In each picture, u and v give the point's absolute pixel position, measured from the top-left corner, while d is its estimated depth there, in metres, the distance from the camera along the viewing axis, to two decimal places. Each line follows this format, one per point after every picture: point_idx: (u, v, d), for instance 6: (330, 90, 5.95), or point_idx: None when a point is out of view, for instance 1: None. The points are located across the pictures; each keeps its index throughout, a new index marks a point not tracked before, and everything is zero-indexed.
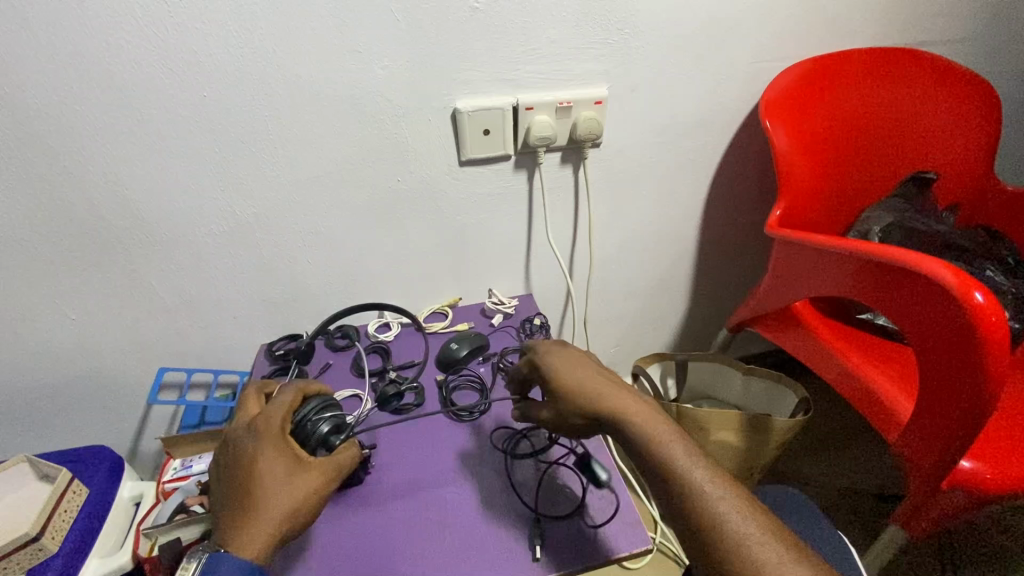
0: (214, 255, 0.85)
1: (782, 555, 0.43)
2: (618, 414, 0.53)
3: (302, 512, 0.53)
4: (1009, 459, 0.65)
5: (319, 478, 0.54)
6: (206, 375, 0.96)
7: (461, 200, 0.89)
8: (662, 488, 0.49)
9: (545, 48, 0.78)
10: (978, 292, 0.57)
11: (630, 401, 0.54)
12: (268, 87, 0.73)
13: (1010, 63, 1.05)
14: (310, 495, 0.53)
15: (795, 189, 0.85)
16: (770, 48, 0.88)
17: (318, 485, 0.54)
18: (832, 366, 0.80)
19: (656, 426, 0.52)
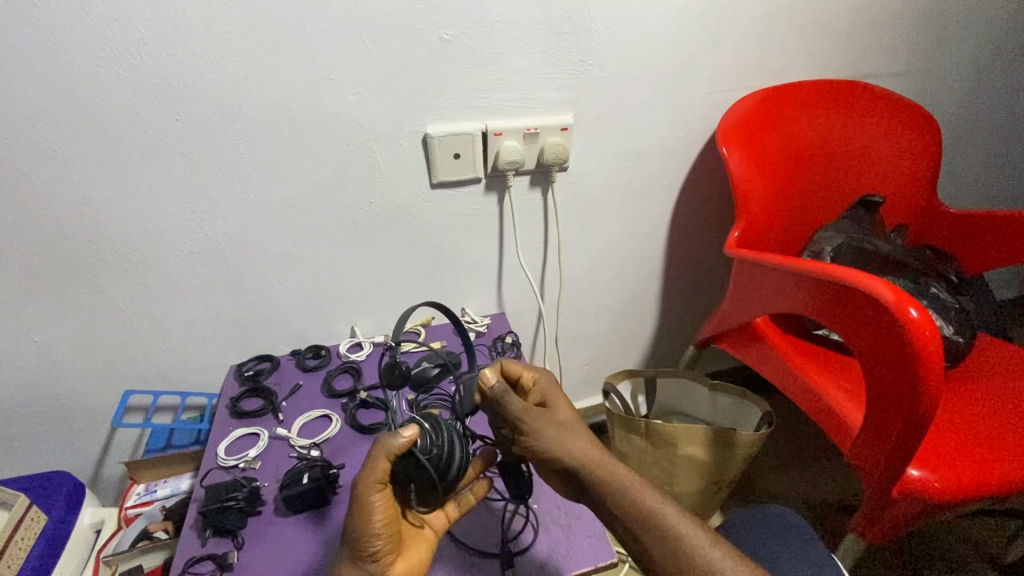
0: (185, 278, 0.85)
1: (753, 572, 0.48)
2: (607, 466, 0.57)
3: (360, 535, 0.52)
4: (956, 466, 0.68)
5: (359, 496, 0.52)
6: (174, 397, 0.95)
7: (433, 221, 0.90)
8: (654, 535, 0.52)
9: (513, 77, 0.81)
10: (914, 308, 0.60)
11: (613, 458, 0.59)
12: (239, 109, 0.74)
13: (950, 93, 1.12)
14: (356, 515, 0.52)
15: (751, 211, 0.89)
16: (726, 79, 0.93)
17: (360, 502, 0.52)
18: (794, 382, 0.83)
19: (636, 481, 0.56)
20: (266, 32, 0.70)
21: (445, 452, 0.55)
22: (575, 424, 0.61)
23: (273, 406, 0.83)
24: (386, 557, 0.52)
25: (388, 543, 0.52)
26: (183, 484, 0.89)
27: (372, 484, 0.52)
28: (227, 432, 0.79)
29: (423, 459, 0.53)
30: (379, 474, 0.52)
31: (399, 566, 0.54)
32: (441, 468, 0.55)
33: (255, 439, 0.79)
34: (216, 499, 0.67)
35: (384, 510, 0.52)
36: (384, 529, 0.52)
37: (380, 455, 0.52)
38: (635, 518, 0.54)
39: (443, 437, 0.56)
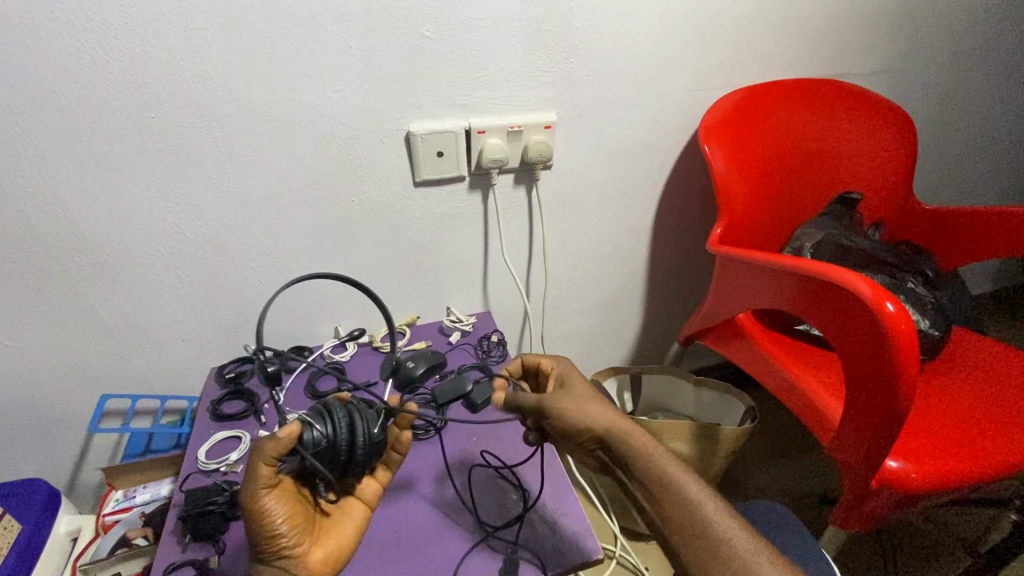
0: (163, 279, 0.83)
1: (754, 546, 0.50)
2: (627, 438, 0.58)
3: (262, 538, 0.50)
4: (931, 456, 0.69)
5: (249, 505, 0.50)
6: (153, 401, 0.93)
7: (417, 219, 0.90)
8: (668, 504, 0.53)
9: (496, 75, 0.81)
10: (890, 302, 0.62)
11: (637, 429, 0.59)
12: (218, 108, 0.73)
13: (925, 91, 1.14)
14: (252, 521, 0.50)
15: (732, 209, 0.90)
16: (708, 77, 0.94)
17: (250, 509, 0.50)
18: (775, 377, 0.84)
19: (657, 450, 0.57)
20: (245, 27, 0.68)
21: (340, 441, 0.52)
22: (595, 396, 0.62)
23: (255, 408, 0.82)
24: (298, 551, 0.52)
25: (294, 538, 0.52)
26: (163, 490, 0.87)
27: (255, 491, 0.51)
28: (208, 436, 0.78)
29: (311, 456, 0.50)
30: (260, 480, 0.51)
31: (315, 555, 0.54)
32: (339, 456, 0.52)
33: (238, 442, 0.77)
34: (196, 504, 0.66)
35: (281, 508, 0.52)
36: (281, 527, 0.51)
37: (260, 458, 0.50)
38: (652, 482, 0.55)
39: (336, 426, 0.53)
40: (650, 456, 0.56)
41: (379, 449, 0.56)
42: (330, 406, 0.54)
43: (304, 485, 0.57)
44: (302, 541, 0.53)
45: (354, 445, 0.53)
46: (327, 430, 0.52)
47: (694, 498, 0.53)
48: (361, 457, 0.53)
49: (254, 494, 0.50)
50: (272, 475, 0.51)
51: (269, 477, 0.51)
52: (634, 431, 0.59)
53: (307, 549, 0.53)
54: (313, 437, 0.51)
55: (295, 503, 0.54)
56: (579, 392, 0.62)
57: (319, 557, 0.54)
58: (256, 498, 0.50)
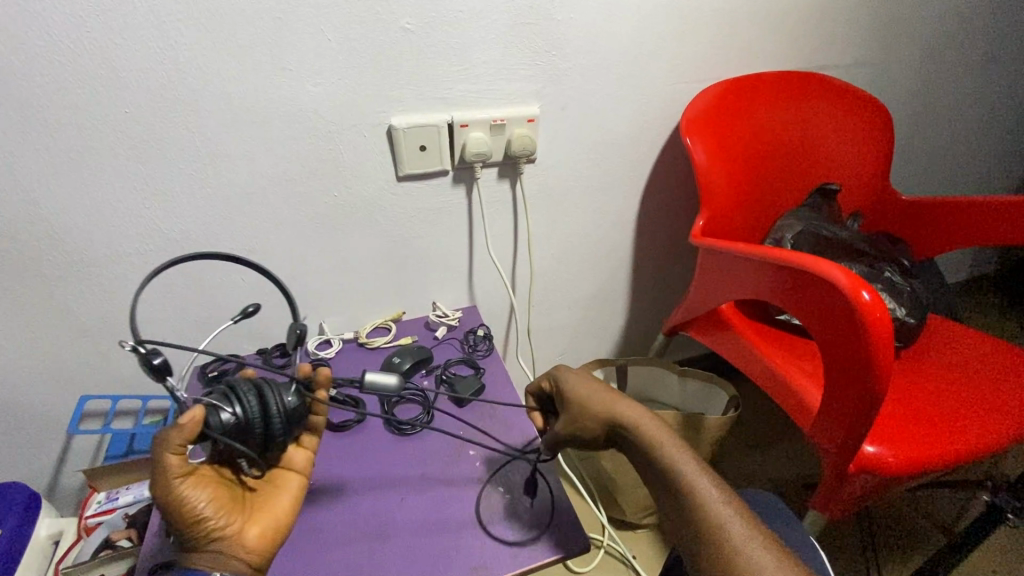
0: (141, 278, 0.82)
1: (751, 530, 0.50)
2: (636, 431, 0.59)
3: (185, 526, 0.50)
4: (908, 440, 0.71)
5: (162, 497, 0.49)
6: (134, 401, 0.92)
7: (401, 215, 0.89)
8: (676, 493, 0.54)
9: (478, 68, 0.80)
10: (865, 291, 0.63)
11: (644, 420, 0.60)
12: (195, 102, 0.71)
13: (902, 83, 1.16)
14: (170, 512, 0.49)
15: (714, 201, 0.90)
16: (690, 70, 0.94)
17: (165, 500, 0.49)
18: (756, 366, 0.86)
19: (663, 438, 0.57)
20: (220, 20, 0.67)
21: (252, 418, 0.52)
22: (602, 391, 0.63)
23: None
24: (229, 531, 0.52)
25: (221, 519, 0.52)
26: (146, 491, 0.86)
27: (166, 483, 0.50)
28: None
29: (221, 437, 0.49)
30: (169, 471, 0.50)
31: (252, 531, 0.54)
32: (256, 432, 0.52)
33: None
34: None
35: (201, 492, 0.51)
36: (206, 511, 0.51)
37: (164, 448, 0.49)
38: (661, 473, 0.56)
39: (246, 403, 0.52)
40: (657, 446, 0.57)
41: (299, 421, 0.56)
42: (236, 384, 0.53)
43: (227, 465, 0.57)
44: (232, 521, 0.53)
45: (270, 418, 0.53)
46: (238, 410, 0.51)
47: (694, 485, 0.53)
48: (281, 428, 0.53)
49: (167, 485, 0.49)
50: (183, 464, 0.51)
51: (180, 465, 0.50)
52: (643, 424, 0.59)
53: (240, 527, 0.53)
54: (220, 419, 0.50)
55: (217, 486, 0.54)
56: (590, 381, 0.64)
57: (257, 532, 0.54)
58: (168, 488, 0.49)
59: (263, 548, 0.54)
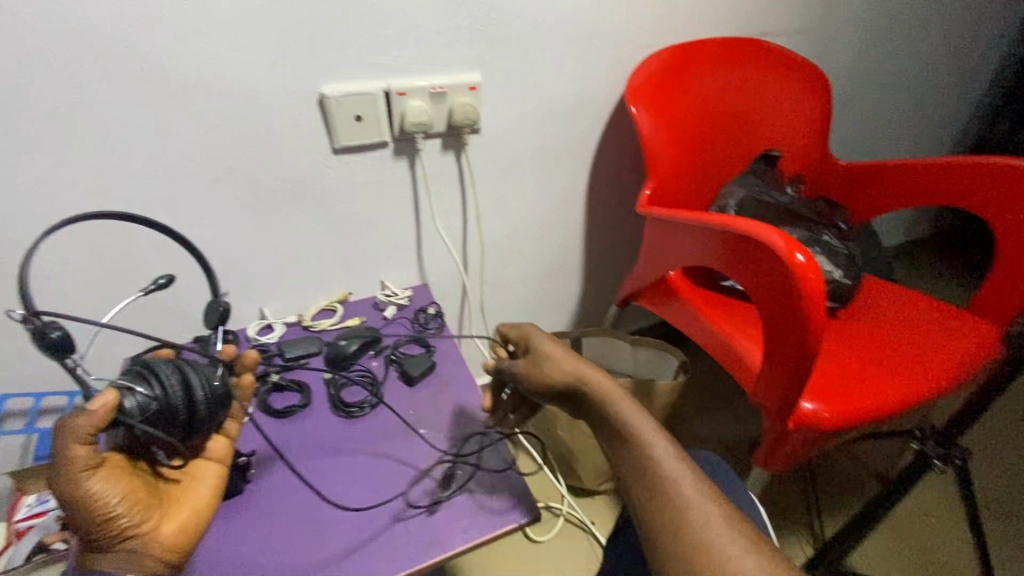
0: (56, 265, 0.76)
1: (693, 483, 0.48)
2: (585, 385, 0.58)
3: (95, 523, 0.47)
4: (841, 395, 0.75)
5: (70, 491, 0.46)
6: (61, 398, 0.87)
7: (340, 190, 0.85)
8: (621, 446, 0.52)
9: (413, 33, 0.77)
10: (800, 254, 0.65)
11: (597, 376, 0.58)
12: (98, 69, 0.65)
13: (841, 50, 1.18)
14: (78, 507, 0.46)
15: (660, 170, 0.90)
16: (634, 36, 0.93)
17: (71, 495, 0.46)
18: (703, 332, 0.87)
19: (613, 393, 0.56)
20: None
21: (175, 401, 0.50)
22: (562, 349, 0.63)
23: None
24: (145, 527, 0.49)
25: (137, 516, 0.49)
26: None
27: (73, 477, 0.46)
28: None
29: (139, 423, 0.47)
30: (74, 463, 0.46)
31: (170, 527, 0.51)
32: (178, 417, 0.50)
33: None
34: None
35: (114, 486, 0.48)
36: (120, 507, 0.48)
37: (70, 439, 0.46)
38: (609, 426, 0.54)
39: (167, 385, 0.50)
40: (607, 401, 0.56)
41: (225, 405, 0.55)
42: (154, 365, 0.51)
43: (139, 457, 0.55)
44: (148, 517, 0.50)
45: (193, 403, 0.51)
46: (158, 394, 0.49)
47: (648, 441, 0.51)
48: (205, 412, 0.52)
49: (73, 478, 0.46)
50: (91, 456, 0.47)
51: (89, 457, 0.47)
52: (595, 378, 0.58)
53: (157, 523, 0.51)
54: (137, 403, 0.48)
55: (131, 478, 0.51)
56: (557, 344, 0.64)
57: (176, 527, 0.51)
58: (75, 482, 0.46)
59: (183, 543, 0.52)
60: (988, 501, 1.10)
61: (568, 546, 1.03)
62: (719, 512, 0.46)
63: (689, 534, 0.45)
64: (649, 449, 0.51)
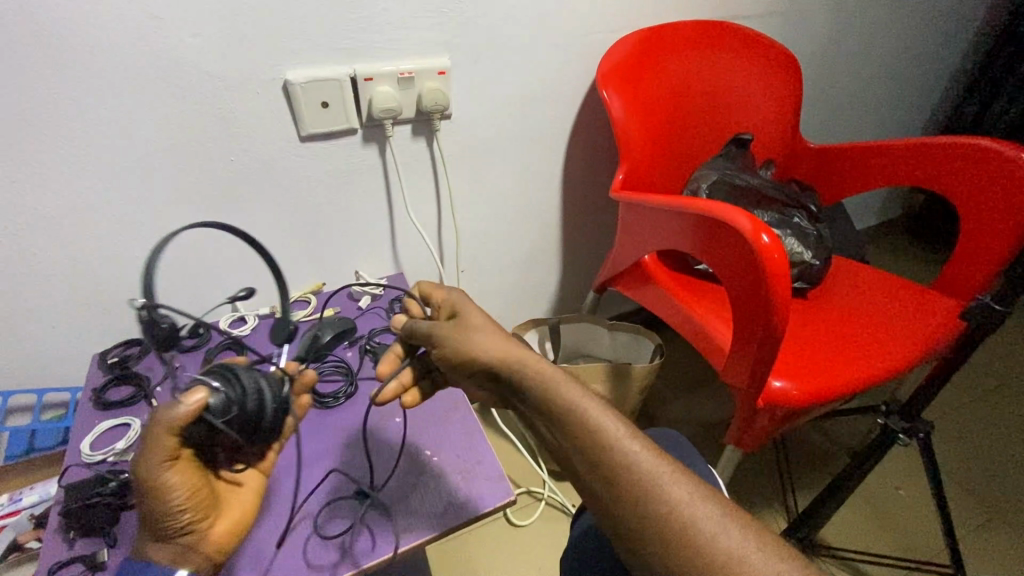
0: (13, 261, 0.73)
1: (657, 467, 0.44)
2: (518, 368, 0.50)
3: (162, 515, 0.46)
4: (810, 373, 0.76)
5: (148, 479, 0.45)
6: (29, 396, 0.85)
7: (309, 178, 0.84)
8: (571, 437, 0.46)
9: (378, 16, 0.75)
10: (765, 234, 0.65)
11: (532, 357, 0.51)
12: (47, 55, 0.62)
13: (811, 32, 1.19)
14: (151, 498, 0.45)
15: (633, 154, 0.91)
16: (604, 19, 0.92)
17: (149, 485, 0.45)
18: (677, 315, 0.89)
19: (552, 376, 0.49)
20: None
21: (254, 406, 0.46)
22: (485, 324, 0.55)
23: (146, 392, 0.76)
24: (200, 525, 0.49)
25: (197, 515, 0.48)
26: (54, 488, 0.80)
27: (156, 466, 0.45)
28: (92, 426, 0.72)
29: (221, 425, 0.44)
30: (161, 452, 0.45)
31: (219, 527, 0.51)
32: (255, 425, 0.47)
33: (128, 429, 0.72)
34: (78, 498, 0.61)
35: (184, 482, 0.47)
36: (189, 503, 0.47)
37: (162, 429, 0.44)
38: (552, 415, 0.48)
39: (248, 388, 0.46)
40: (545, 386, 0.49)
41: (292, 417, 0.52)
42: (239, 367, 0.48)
43: None
44: (206, 517, 0.49)
45: (270, 412, 0.48)
46: (245, 399, 0.46)
47: (593, 424, 0.46)
48: (276, 425, 0.49)
49: (155, 468, 0.45)
50: (175, 448, 0.46)
51: (173, 448, 0.46)
52: (527, 359, 0.51)
53: (211, 522, 0.50)
54: (223, 404, 0.45)
55: (201, 474, 0.49)
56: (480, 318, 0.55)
57: (224, 528, 0.51)
58: (155, 472, 0.45)
59: (227, 545, 0.51)
60: (952, 472, 1.14)
61: (550, 530, 1.05)
62: (692, 486, 0.43)
63: (664, 522, 0.41)
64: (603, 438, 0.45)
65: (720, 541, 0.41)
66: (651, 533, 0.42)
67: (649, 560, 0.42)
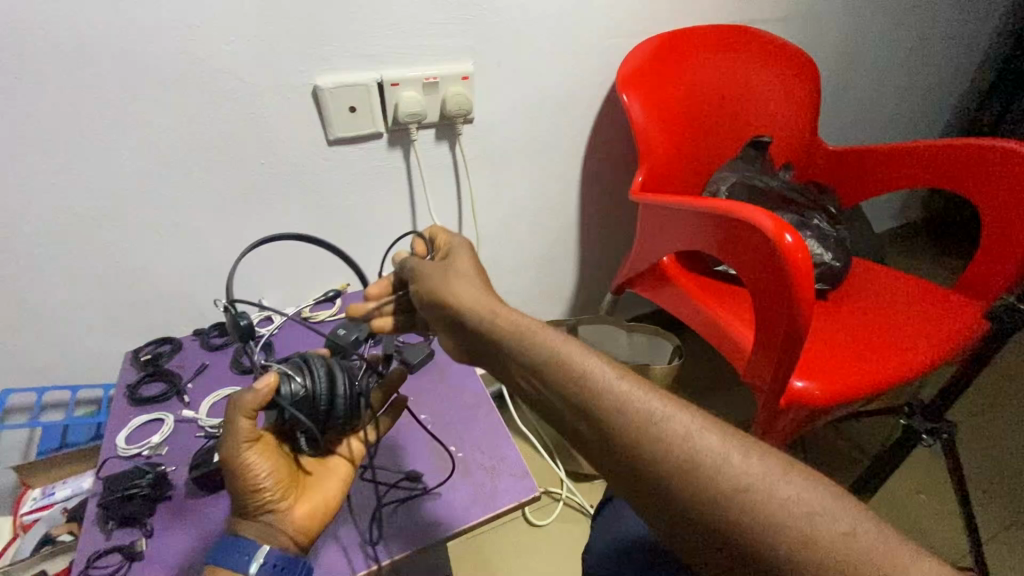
0: (55, 260, 0.76)
1: (653, 402, 0.42)
2: (496, 323, 0.49)
3: (245, 491, 0.52)
4: (832, 374, 0.76)
5: (232, 458, 0.52)
6: (64, 393, 0.88)
7: (336, 181, 0.86)
8: (559, 386, 0.44)
9: (405, 23, 0.77)
10: (789, 234, 0.66)
11: (509, 312, 0.50)
12: (91, 63, 0.65)
13: (829, 35, 1.19)
14: (235, 474, 0.52)
15: (652, 157, 0.92)
16: (624, 24, 0.93)
17: (231, 463, 0.52)
18: (697, 316, 0.89)
19: (533, 328, 0.48)
20: None
21: (319, 393, 0.52)
22: (467, 276, 0.54)
23: (178, 388, 0.79)
24: (281, 504, 0.54)
25: (278, 493, 0.53)
26: (84, 483, 0.83)
27: (238, 446, 0.52)
28: (126, 421, 0.75)
29: (289, 407, 0.51)
30: (240, 434, 0.52)
31: (301, 509, 0.55)
32: (319, 408, 0.52)
33: (160, 424, 0.74)
34: (115, 490, 0.63)
35: (263, 461, 0.53)
36: (268, 480, 0.53)
37: (238, 413, 0.51)
38: (536, 366, 0.46)
39: (316, 377, 0.53)
40: (528, 337, 0.47)
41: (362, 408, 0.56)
42: (309, 358, 0.55)
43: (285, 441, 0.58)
44: (287, 495, 0.54)
45: (334, 397, 0.53)
46: (307, 383, 0.52)
47: (581, 370, 0.44)
48: (342, 409, 0.53)
49: (236, 448, 0.52)
50: (251, 430, 0.53)
51: (251, 430, 0.53)
52: (508, 312, 0.50)
53: (292, 504, 0.55)
54: (291, 388, 0.52)
55: (279, 457, 0.56)
56: (457, 268, 0.55)
57: (306, 511, 0.55)
58: (236, 451, 0.52)
59: (309, 527, 0.55)
60: (977, 477, 1.12)
61: (567, 530, 1.05)
62: (691, 418, 0.42)
63: (664, 458, 0.40)
64: (591, 383, 0.43)
65: (729, 466, 0.39)
66: (655, 470, 0.40)
67: (661, 501, 0.40)
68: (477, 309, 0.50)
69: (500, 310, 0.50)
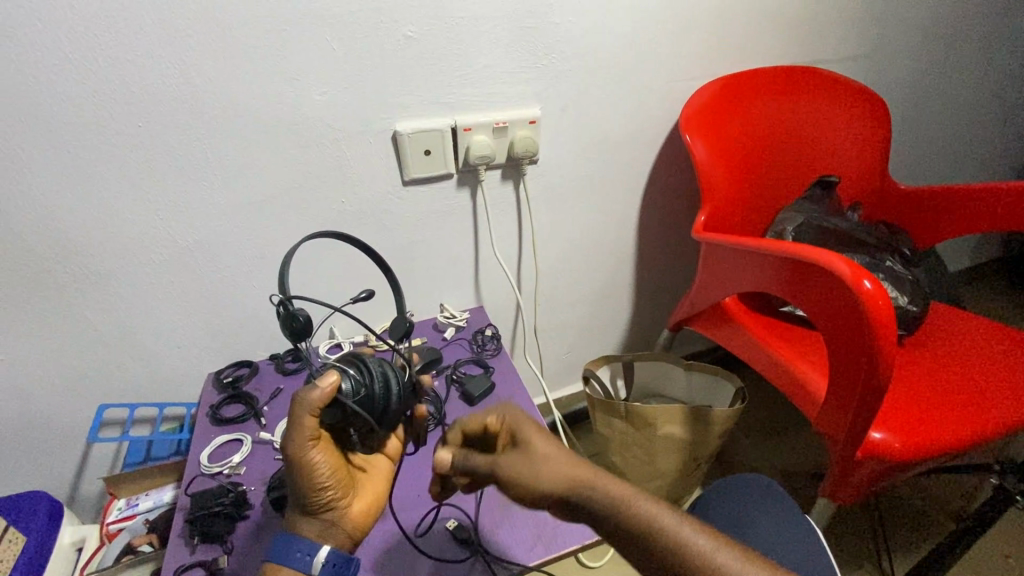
0: (157, 287, 0.84)
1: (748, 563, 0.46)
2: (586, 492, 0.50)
3: (310, 489, 0.54)
4: (913, 426, 0.72)
5: (297, 457, 0.53)
6: (152, 409, 0.94)
7: (408, 218, 0.91)
8: (658, 558, 0.47)
9: (480, 73, 0.82)
10: (867, 280, 0.64)
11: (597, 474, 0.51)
12: (205, 114, 0.73)
13: (898, 73, 1.17)
14: (301, 472, 0.54)
15: (715, 196, 0.92)
16: (687, 68, 0.96)
17: (298, 462, 0.53)
18: (762, 357, 0.87)
19: (624, 495, 0.49)
20: (228, 33, 0.69)
21: (376, 391, 0.54)
22: (548, 443, 0.53)
23: (255, 410, 0.83)
24: (340, 503, 0.57)
25: (338, 492, 0.56)
26: (166, 496, 0.87)
27: (304, 444, 0.53)
28: (209, 439, 0.80)
29: (353, 404, 0.52)
30: (308, 432, 0.53)
31: (355, 507, 0.58)
32: (376, 405, 0.54)
33: (239, 444, 0.79)
34: (201, 506, 0.67)
35: (325, 460, 0.55)
36: (329, 479, 0.55)
37: (307, 413, 0.52)
38: (634, 537, 0.48)
39: (372, 375, 0.54)
40: (623, 506, 0.49)
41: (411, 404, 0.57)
42: (364, 357, 0.56)
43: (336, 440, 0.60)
44: (345, 494, 0.57)
45: (389, 395, 0.55)
46: (364, 381, 0.54)
47: (679, 538, 0.47)
48: (396, 406, 0.55)
49: (302, 448, 0.53)
50: (316, 430, 0.54)
51: (314, 430, 0.54)
52: (595, 478, 0.51)
53: (348, 502, 0.58)
54: (351, 385, 0.53)
55: (335, 455, 0.58)
56: (535, 443, 0.52)
57: (360, 508, 0.59)
58: (303, 451, 0.53)
59: (363, 523, 0.59)
60: None
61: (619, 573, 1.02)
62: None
63: None
64: (691, 551, 0.46)
65: None
66: None
67: None
68: (566, 482, 0.50)
69: (589, 478, 0.50)
